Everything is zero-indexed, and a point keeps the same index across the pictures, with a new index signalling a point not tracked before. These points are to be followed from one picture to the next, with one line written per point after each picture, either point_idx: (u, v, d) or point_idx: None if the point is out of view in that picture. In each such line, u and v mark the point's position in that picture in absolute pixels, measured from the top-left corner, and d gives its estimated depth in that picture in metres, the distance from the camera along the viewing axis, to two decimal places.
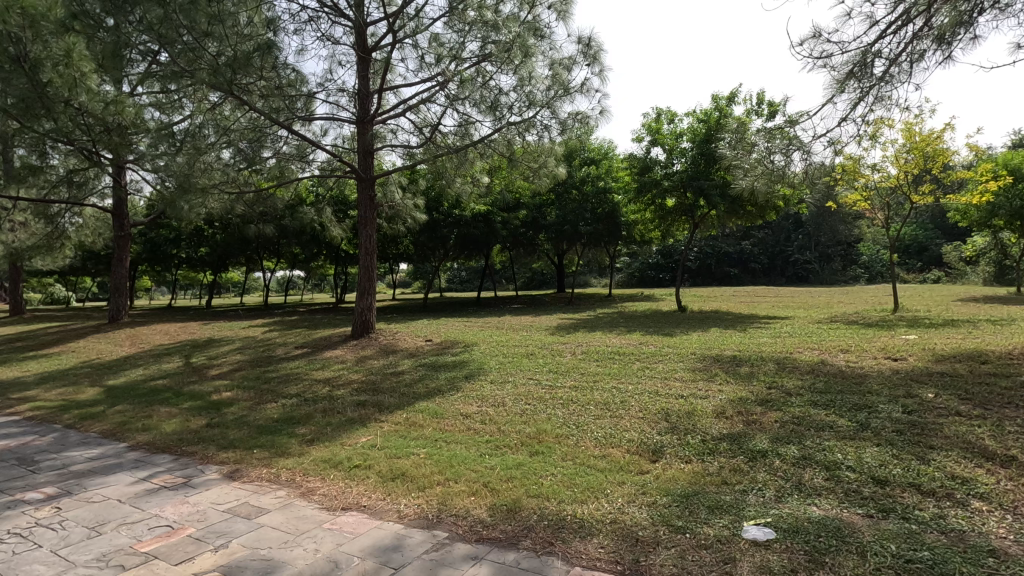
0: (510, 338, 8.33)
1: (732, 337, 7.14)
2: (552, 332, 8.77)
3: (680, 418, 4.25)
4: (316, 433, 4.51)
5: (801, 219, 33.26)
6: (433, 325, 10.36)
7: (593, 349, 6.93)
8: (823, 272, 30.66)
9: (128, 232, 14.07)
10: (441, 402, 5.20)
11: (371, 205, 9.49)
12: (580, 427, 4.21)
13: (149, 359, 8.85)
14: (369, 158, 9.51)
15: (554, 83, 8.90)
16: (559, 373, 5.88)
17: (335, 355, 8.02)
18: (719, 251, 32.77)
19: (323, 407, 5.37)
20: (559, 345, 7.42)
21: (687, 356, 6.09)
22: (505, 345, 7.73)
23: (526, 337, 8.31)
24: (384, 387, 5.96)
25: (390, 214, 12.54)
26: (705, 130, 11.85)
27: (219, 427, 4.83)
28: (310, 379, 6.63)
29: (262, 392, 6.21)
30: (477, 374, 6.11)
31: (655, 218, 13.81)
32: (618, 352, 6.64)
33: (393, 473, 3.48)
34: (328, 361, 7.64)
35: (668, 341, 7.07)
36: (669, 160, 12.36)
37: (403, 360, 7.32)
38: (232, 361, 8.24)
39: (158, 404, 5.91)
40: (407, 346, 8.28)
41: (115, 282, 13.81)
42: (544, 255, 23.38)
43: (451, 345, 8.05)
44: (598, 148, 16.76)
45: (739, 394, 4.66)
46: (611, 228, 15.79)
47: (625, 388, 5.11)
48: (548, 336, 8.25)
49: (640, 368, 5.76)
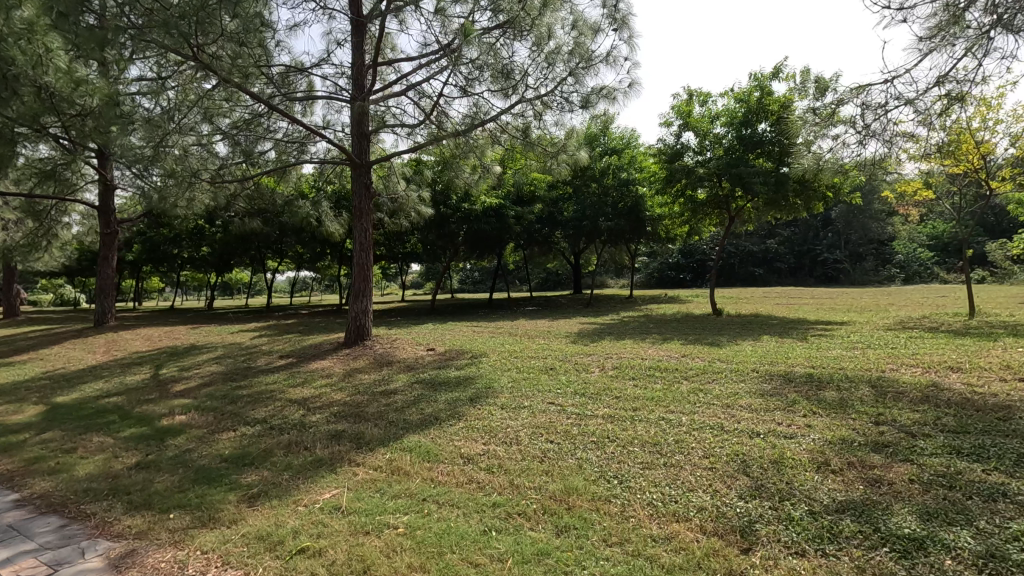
0: (526, 347, 7.14)
1: (795, 349, 5.88)
2: (574, 340, 7.55)
3: (766, 470, 3.01)
4: (265, 485, 3.35)
5: (831, 216, 31.63)
6: (438, 330, 9.20)
7: (626, 362, 5.71)
8: (855, 272, 29.02)
9: (115, 229, 13.08)
10: (437, 436, 4.02)
11: (369, 196, 8.37)
12: (625, 486, 3.00)
13: (116, 370, 7.81)
14: (366, 141, 8.36)
15: (575, 53, 7.69)
16: (588, 395, 4.67)
17: (321, 367, 6.88)
18: (743, 250, 31.33)
19: (289, 441, 4.23)
20: (584, 357, 6.21)
21: (749, 374, 4.85)
22: (519, 357, 6.54)
23: (545, 347, 7.11)
24: (369, 412, 4.81)
25: (393, 208, 11.44)
26: (744, 113, 10.50)
27: (147, 470, 3.71)
28: (285, 399, 5.50)
29: (222, 416, 5.09)
30: (486, 395, 4.92)
31: (684, 212, 12.52)
32: (658, 367, 5.41)
33: (351, 570, 2.32)
34: (312, 375, 6.50)
35: (718, 353, 5.82)
36: (702, 147, 11.08)
37: (398, 375, 6.15)
38: (205, 373, 7.16)
39: (93, 432, 4.81)
40: (406, 356, 7.12)
41: (102, 283, 12.93)
42: (560, 254, 22.15)
43: (456, 356, 6.86)
44: (620, 138, 15.52)
45: (840, 434, 3.41)
46: (634, 224, 14.52)
47: (678, 422, 3.87)
48: (570, 346, 7.04)
49: (691, 392, 4.51)
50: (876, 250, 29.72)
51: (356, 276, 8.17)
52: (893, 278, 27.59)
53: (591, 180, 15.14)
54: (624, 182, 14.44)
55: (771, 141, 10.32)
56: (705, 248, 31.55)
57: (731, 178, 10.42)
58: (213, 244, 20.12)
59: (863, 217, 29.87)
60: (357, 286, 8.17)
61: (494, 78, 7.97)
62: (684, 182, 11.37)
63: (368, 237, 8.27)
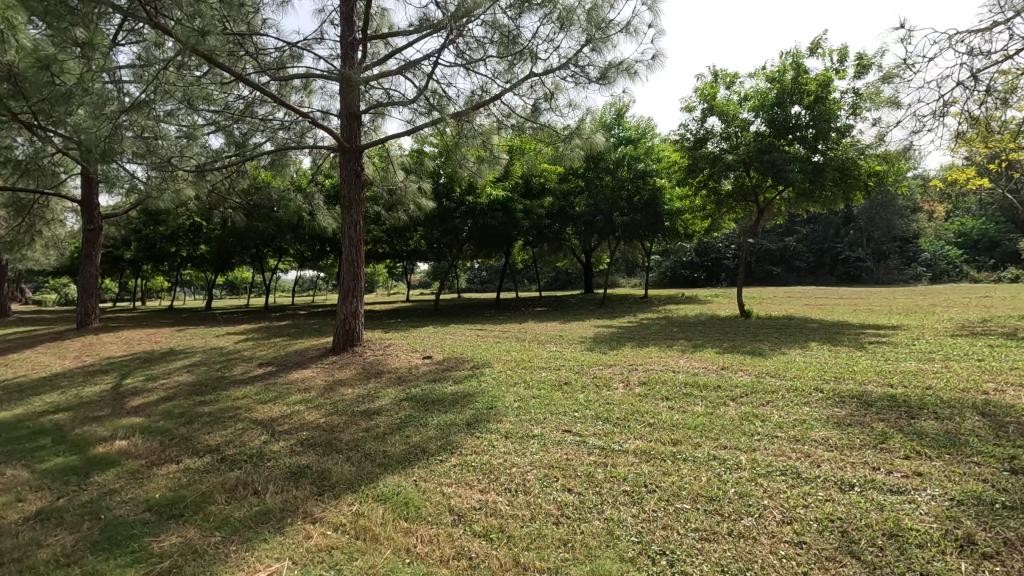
0: (536, 355, 6.24)
1: (856, 360, 4.93)
2: (590, 347, 6.66)
3: (885, 552, 2.08)
4: (184, 555, 2.47)
5: (853, 213, 30.35)
6: (438, 335, 8.33)
7: (655, 377, 4.80)
8: (878, 271, 27.87)
9: (99, 225, 12.28)
10: (422, 479, 3.13)
11: (361, 185, 7.53)
12: (679, 573, 2.08)
13: (78, 379, 7.01)
14: (355, 124, 7.48)
15: (591, 21, 6.71)
16: (614, 421, 3.76)
17: (302, 378, 6.03)
18: (760, 248, 30.19)
19: (237, 481, 3.35)
20: (604, 368, 5.30)
21: (811, 395, 3.92)
22: (527, 368, 5.63)
23: (557, 355, 6.22)
24: (344, 439, 3.93)
25: (391, 201, 10.58)
26: (775, 96, 9.51)
27: (40, 527, 2.84)
28: (249, 420, 4.64)
29: (169, 441, 4.23)
30: (486, 420, 4.03)
31: (706, 205, 11.57)
32: (695, 383, 4.49)
33: None
34: (289, 387, 5.65)
35: (764, 365, 4.90)
36: (729, 134, 10.07)
37: (386, 389, 5.28)
38: (171, 384, 6.33)
39: (10, 462, 3.97)
40: (399, 366, 6.25)
41: (84, 282, 12.20)
42: (571, 252, 21.26)
43: (455, 366, 5.97)
44: (635, 128, 14.55)
45: (969, 488, 2.47)
46: (651, 219, 13.56)
47: (737, 464, 2.94)
48: (586, 354, 6.15)
49: (743, 419, 3.58)
50: (901, 248, 28.45)
51: (344, 277, 7.30)
52: (920, 277, 26.36)
53: (604, 173, 14.21)
54: (640, 175, 13.47)
55: (806, 125, 9.33)
56: (720, 246, 30.45)
57: (762, 166, 9.44)
58: (210, 242, 19.40)
59: (887, 214, 28.58)
60: (346, 290, 7.30)
61: (499, 54, 7.07)
62: (708, 173, 10.43)
63: (359, 231, 7.42)
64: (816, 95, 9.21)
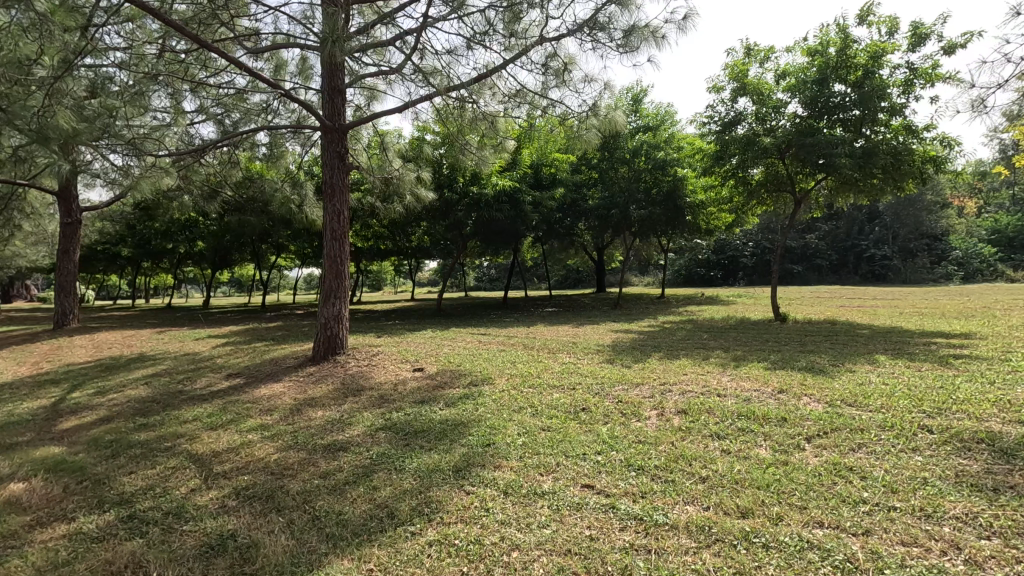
0: (546, 369, 5.25)
1: (952, 382, 3.89)
2: (609, 358, 5.68)
3: None
4: None
5: (878, 210, 28.99)
6: (435, 341, 7.37)
7: (697, 403, 3.80)
8: (905, 270, 26.47)
9: (77, 218, 11.43)
10: (381, 569, 2.15)
11: (346, 170, 6.54)
12: None
13: (22, 391, 6.12)
14: (340, 99, 6.49)
15: None
16: (650, 473, 2.77)
17: (270, 396, 5.09)
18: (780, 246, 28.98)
19: (128, 560, 2.39)
20: (630, 389, 4.30)
21: (916, 437, 2.90)
22: (535, 385, 4.65)
23: (570, 368, 5.23)
24: (293, 491, 2.96)
25: (386, 191, 9.63)
26: (816, 73, 8.44)
27: None
28: (185, 455, 3.69)
29: (76, 486, 3.29)
30: (482, 465, 3.05)
31: (734, 196, 10.52)
32: (751, 414, 3.49)
33: None
34: (251, 408, 4.71)
35: (834, 389, 3.88)
36: (763, 117, 9.00)
37: (362, 412, 4.32)
38: (120, 399, 5.40)
39: None
40: (384, 380, 5.30)
41: (61, 279, 11.44)
42: (583, 249, 20.26)
43: (449, 383, 5.00)
44: (654, 115, 13.47)
45: None
46: (671, 213, 12.51)
47: (852, 562, 1.93)
48: (606, 367, 5.16)
49: (833, 474, 2.58)
50: (929, 245, 27.06)
51: (325, 276, 6.35)
52: (951, 276, 24.90)
53: (619, 164, 13.17)
54: (659, 166, 12.42)
55: (852, 105, 8.26)
56: (738, 244, 29.25)
57: (802, 151, 8.37)
58: (205, 239, 18.57)
59: (914, 211, 27.29)
60: (327, 291, 6.34)
61: (506, 19, 6.06)
62: (738, 161, 9.38)
63: (344, 223, 6.46)
64: (865, 70, 8.11)
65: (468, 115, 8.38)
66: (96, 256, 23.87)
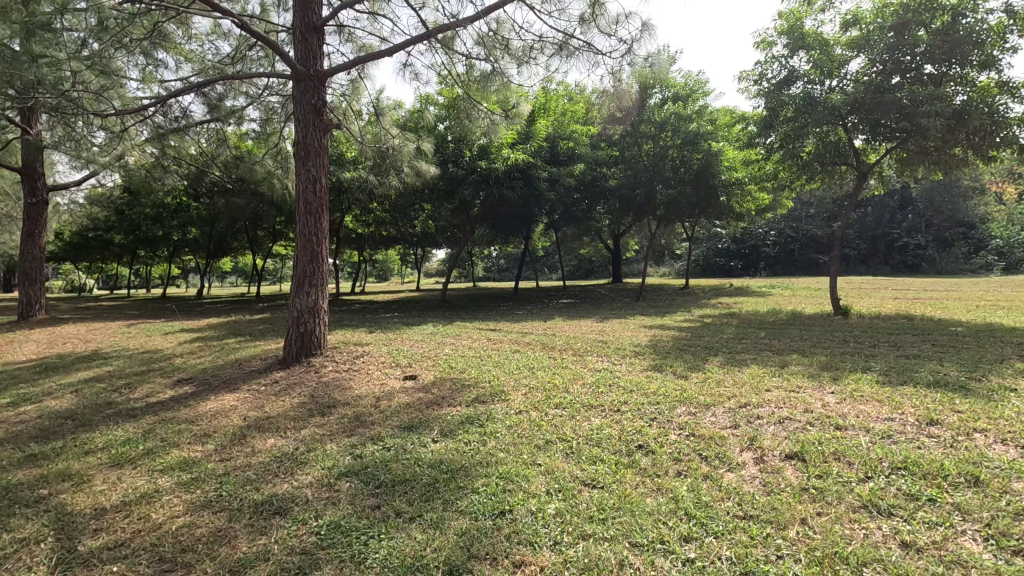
0: (574, 380, 4.02)
1: None
2: (653, 363, 4.45)
3: None
4: None
5: (910, 196, 27.28)
6: (435, 339, 6.14)
7: (813, 444, 2.53)
8: (941, 259, 24.77)
9: (42, 197, 10.27)
10: None
11: (324, 129, 5.30)
12: None
13: None
14: (316, 39, 5.23)
15: None
16: None
17: (214, 414, 3.89)
18: (805, 235, 27.42)
19: None
20: (701, 416, 3.03)
21: None
22: (563, 405, 3.40)
23: (606, 379, 3.99)
24: None
25: (380, 164, 8.38)
26: (892, 19, 7.04)
27: None
28: (54, 515, 2.48)
29: None
30: (494, 563, 1.82)
31: (780, 171, 9.17)
32: (916, 465, 2.23)
33: None
34: (181, 434, 3.50)
35: (1015, 422, 2.61)
36: (824, 74, 7.56)
37: (326, 444, 3.11)
38: (31, 415, 4.22)
39: None
40: (363, 393, 4.09)
41: (26, 266, 10.33)
42: (600, 237, 18.94)
43: (449, 398, 3.78)
44: (683, 85, 11.90)
45: None
46: (703, 193, 11.18)
47: None
48: (653, 379, 3.91)
49: None
50: (966, 234, 25.34)
51: (299, 260, 5.14)
52: (991, 267, 23.01)
53: (644, 140, 11.82)
54: (690, 140, 11.05)
55: (938, 57, 6.86)
56: (760, 233, 27.76)
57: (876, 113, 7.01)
58: (197, 225, 17.44)
59: (950, 196, 25.56)
60: (300, 279, 5.13)
61: None
62: (791, 127, 8.04)
63: (321, 194, 5.23)
64: (956, 13, 6.68)
65: (477, 74, 7.10)
66: (90, 244, 22.88)
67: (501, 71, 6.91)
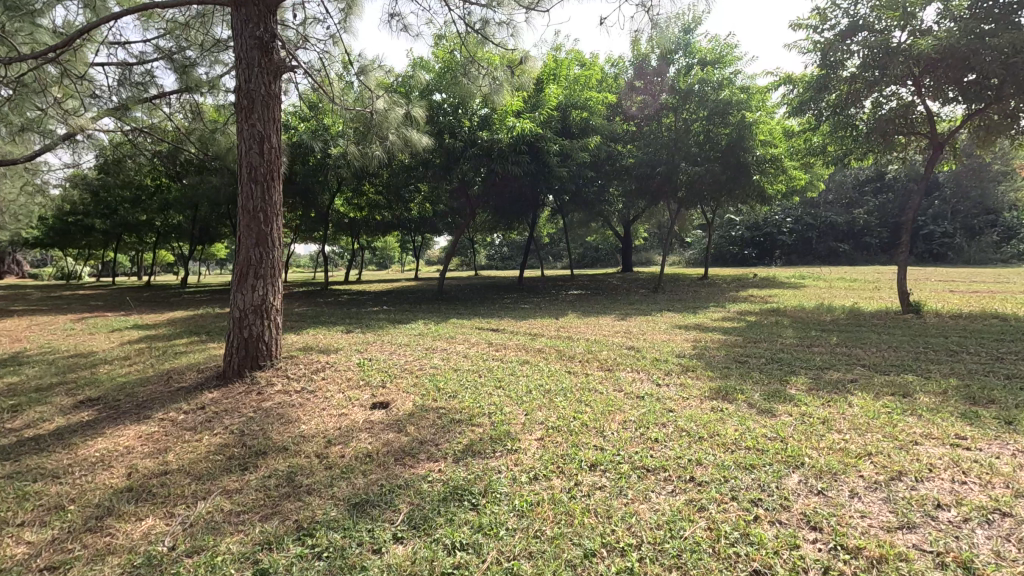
0: (609, 415, 2.82)
1: None
2: (713, 388, 3.24)
3: None
4: None
5: (935, 180, 25.80)
6: (424, 343, 4.93)
7: None
8: (969, 249, 23.36)
9: None
10: None
11: (275, 72, 4.04)
12: None
13: None
14: None
15: None
16: None
17: (91, 464, 2.69)
18: (823, 222, 25.98)
19: None
20: (840, 502, 1.82)
21: None
22: (602, 468, 2.20)
23: (655, 414, 2.79)
24: None
25: (363, 131, 7.10)
26: None
27: None
28: None
29: None
30: None
31: (829, 143, 7.91)
32: None
33: None
34: (22, 503, 2.30)
35: None
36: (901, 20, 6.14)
37: (224, 538, 1.92)
38: None
39: None
40: (312, 431, 2.89)
41: None
42: (610, 223, 17.66)
43: (431, 445, 2.58)
44: (710, 50, 10.47)
45: None
46: (731, 170, 9.92)
47: None
48: (726, 416, 2.71)
49: None
50: (995, 222, 23.93)
51: (241, 243, 3.92)
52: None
53: (664, 112, 10.52)
54: (718, 111, 9.74)
55: None
56: (776, 220, 26.39)
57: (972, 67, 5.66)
58: (178, 208, 16.23)
59: (980, 182, 24.09)
60: (243, 267, 3.90)
61: None
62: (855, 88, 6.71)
63: (271, 157, 3.99)
64: None
65: (476, 19, 5.78)
66: (71, 229, 21.72)
67: (507, 16, 5.64)
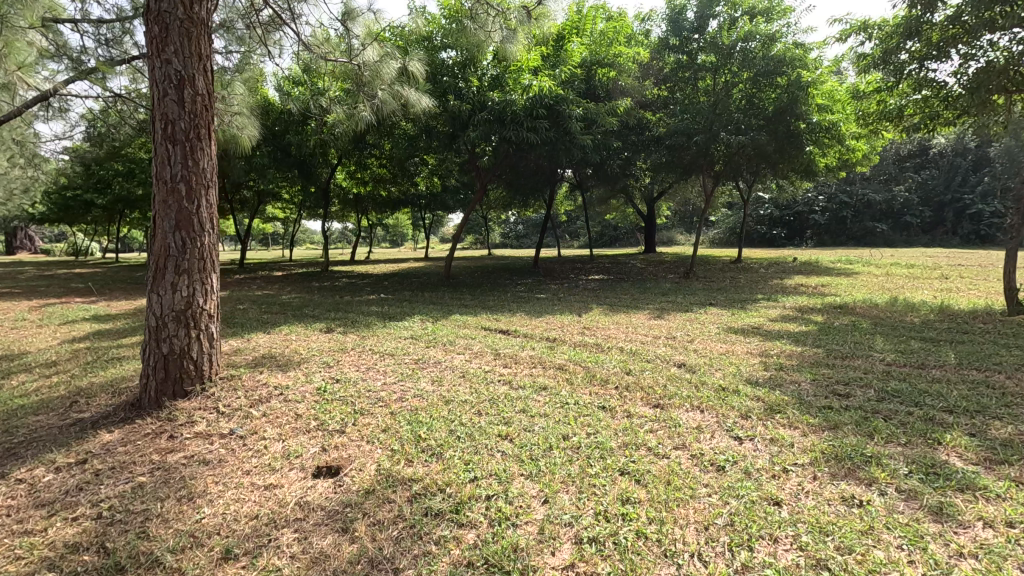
0: (679, 515, 1.74)
1: None
2: (827, 454, 2.13)
3: None
4: None
5: (986, 154, 23.49)
6: (412, 354, 3.86)
7: None
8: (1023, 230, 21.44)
9: None
10: None
11: None
12: None
13: None
14: None
15: None
16: None
17: None
18: (860, 199, 24.03)
19: None
20: None
21: None
22: None
23: (756, 517, 1.70)
24: None
25: (351, 88, 5.96)
26: None
27: None
28: None
29: None
30: None
31: (906, 105, 6.59)
32: None
33: None
34: None
35: None
36: None
37: None
38: None
39: None
40: (211, 524, 1.85)
41: None
42: (634, 201, 16.36)
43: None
44: None
45: None
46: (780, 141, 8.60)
47: None
48: (881, 527, 1.61)
49: None
50: None
51: (157, 227, 2.87)
52: None
53: (701, 73, 9.19)
54: (767, 70, 8.39)
55: None
56: (808, 198, 24.75)
57: None
58: None
59: None
60: (159, 259, 2.85)
61: None
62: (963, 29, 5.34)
63: (196, 108, 2.90)
64: None
65: None
66: (74, 206, 21.10)
67: None
